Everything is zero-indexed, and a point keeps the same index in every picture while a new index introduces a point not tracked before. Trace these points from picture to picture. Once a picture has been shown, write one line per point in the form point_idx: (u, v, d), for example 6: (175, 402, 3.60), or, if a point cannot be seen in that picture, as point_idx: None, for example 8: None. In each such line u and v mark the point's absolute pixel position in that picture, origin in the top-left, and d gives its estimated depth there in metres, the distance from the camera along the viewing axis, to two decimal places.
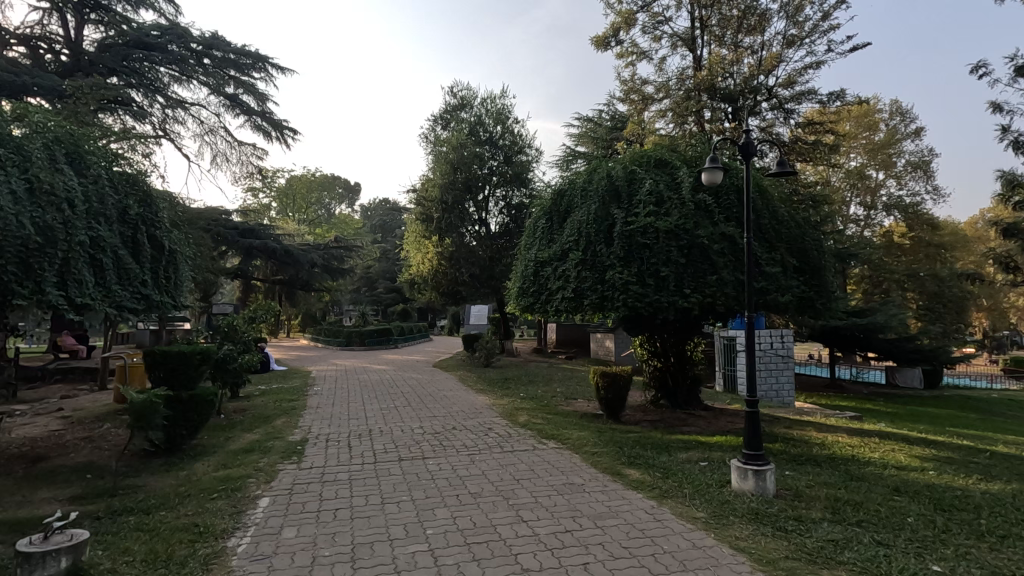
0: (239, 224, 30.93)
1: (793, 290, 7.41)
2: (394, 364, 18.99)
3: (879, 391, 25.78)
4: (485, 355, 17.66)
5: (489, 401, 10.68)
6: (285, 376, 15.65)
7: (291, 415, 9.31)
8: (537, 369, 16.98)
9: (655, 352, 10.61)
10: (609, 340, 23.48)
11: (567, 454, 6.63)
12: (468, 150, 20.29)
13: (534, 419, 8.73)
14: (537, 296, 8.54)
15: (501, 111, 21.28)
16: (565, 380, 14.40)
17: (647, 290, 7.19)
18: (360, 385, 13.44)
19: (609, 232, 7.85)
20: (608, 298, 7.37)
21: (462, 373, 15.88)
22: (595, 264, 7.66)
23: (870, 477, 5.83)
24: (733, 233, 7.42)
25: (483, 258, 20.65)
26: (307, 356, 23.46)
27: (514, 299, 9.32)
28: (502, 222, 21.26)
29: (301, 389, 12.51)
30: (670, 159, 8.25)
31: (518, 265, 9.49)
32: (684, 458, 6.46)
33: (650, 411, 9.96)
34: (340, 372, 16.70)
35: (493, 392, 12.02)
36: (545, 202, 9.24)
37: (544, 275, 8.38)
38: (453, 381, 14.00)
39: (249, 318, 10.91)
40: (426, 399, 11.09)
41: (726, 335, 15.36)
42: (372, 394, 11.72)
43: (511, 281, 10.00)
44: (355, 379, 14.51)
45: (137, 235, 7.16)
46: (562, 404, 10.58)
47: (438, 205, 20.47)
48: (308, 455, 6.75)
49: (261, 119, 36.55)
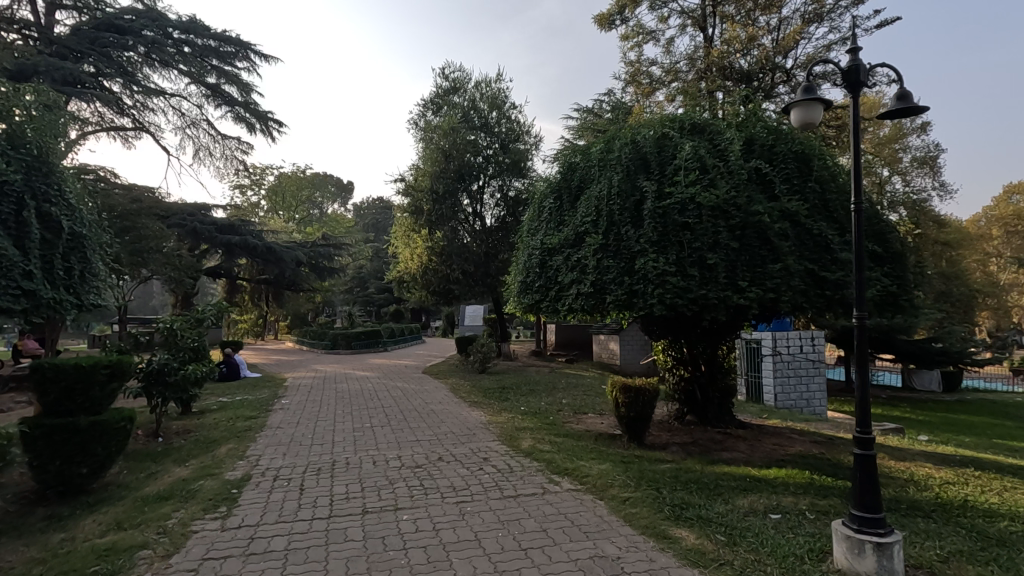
0: (219, 219, 29.10)
1: (875, 283, 5.77)
2: (380, 370, 17.26)
3: (898, 395, 24.30)
4: (479, 360, 15.96)
5: (485, 418, 8.98)
6: (255, 386, 13.93)
7: (242, 439, 7.61)
8: (538, 376, 15.29)
9: (681, 360, 8.98)
10: (614, 342, 21.88)
11: (589, 503, 4.95)
12: (461, 137, 18.59)
13: (540, 445, 7.04)
14: (545, 292, 6.89)
15: (497, 94, 19.61)
16: (571, 390, 12.74)
17: (691, 283, 5.52)
18: (337, 397, 11.74)
19: (637, 210, 6.19)
20: (639, 293, 5.69)
21: (454, 380, 14.21)
22: (620, 250, 5.99)
23: (1015, 541, 4.20)
24: (800, 209, 5.77)
25: (478, 253, 18.98)
26: (288, 361, 21.72)
27: (516, 296, 7.66)
28: (498, 215, 19.55)
29: (268, 402, 10.82)
30: (710, 121, 6.60)
31: (520, 255, 7.83)
32: (749, 508, 4.81)
33: (678, 431, 8.31)
34: (319, 379, 14.98)
35: (489, 405, 10.33)
36: (552, 178, 7.56)
37: (554, 265, 6.71)
38: (443, 391, 12.32)
39: (199, 321, 9.18)
40: (410, 414, 9.40)
41: (750, 338, 13.80)
42: (346, 409, 10.02)
43: (511, 276, 8.34)
44: (333, 389, 12.78)
45: (20, 212, 5.47)
46: (571, 422, 8.92)
47: (428, 196, 18.77)
48: (241, 505, 5.03)
49: (245, 111, 34.72)
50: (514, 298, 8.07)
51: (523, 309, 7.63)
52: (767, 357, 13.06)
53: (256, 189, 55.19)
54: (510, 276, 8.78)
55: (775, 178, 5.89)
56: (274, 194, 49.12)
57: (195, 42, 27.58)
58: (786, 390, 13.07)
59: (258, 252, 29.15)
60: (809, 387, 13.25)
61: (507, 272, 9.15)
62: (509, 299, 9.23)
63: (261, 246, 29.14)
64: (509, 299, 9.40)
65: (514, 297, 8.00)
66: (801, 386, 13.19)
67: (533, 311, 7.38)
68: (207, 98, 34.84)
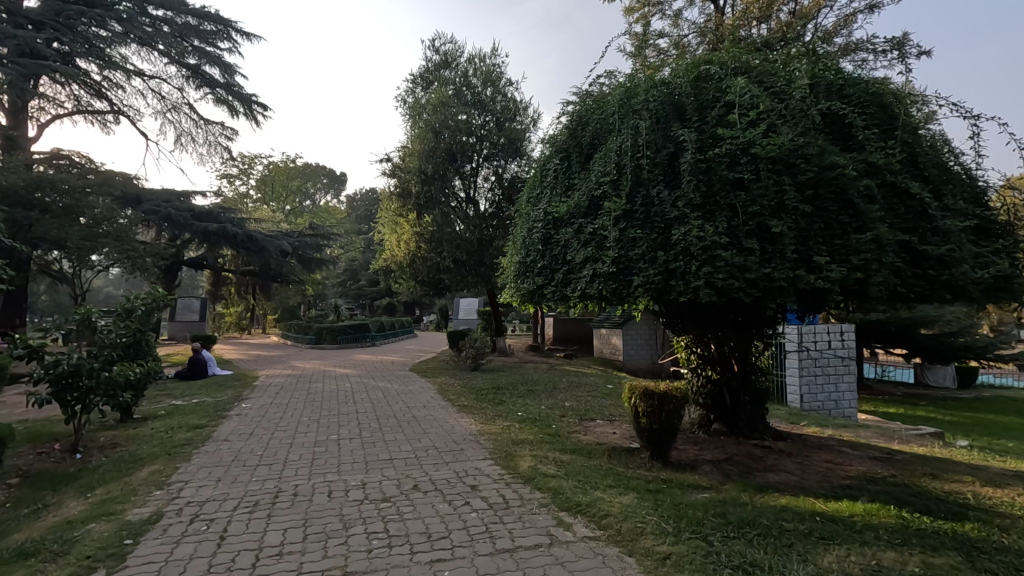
0: (197, 206, 27.49)
1: (988, 259, 4.35)
2: (363, 367, 15.85)
3: (916, 393, 22.97)
4: (472, 357, 14.60)
5: (476, 427, 7.57)
6: (221, 385, 12.52)
7: (174, 455, 6.17)
8: (537, 374, 13.90)
9: (708, 359, 7.61)
10: (615, 337, 20.50)
11: (616, 564, 3.53)
12: (452, 113, 17.07)
13: (544, 466, 5.63)
14: (549, 274, 5.44)
15: (491, 68, 18.05)
16: (575, 391, 11.37)
17: (749, 257, 4.09)
18: (309, 397, 10.33)
19: (672, 165, 4.76)
20: (678, 274, 4.23)
21: (444, 378, 12.81)
22: (651, 218, 4.52)
23: None
24: (890, 161, 4.35)
25: (470, 240, 17.51)
26: (268, 357, 20.33)
27: (512, 284, 6.23)
28: (493, 199, 18.07)
29: (227, 406, 9.39)
30: (760, 56, 5.18)
31: (518, 232, 6.39)
32: (841, 572, 3.41)
33: (707, 444, 6.94)
34: (294, 377, 13.57)
35: (482, 410, 8.93)
36: (558, 135, 6.11)
37: (561, 240, 5.26)
38: (430, 391, 10.92)
39: (136, 312, 7.70)
40: (387, 421, 7.97)
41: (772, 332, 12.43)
42: (315, 413, 8.58)
43: (508, 259, 6.92)
44: (305, 389, 11.37)
45: None
46: (579, 432, 7.50)
47: (416, 177, 17.26)
48: (129, 565, 3.60)
49: (226, 93, 33.05)
50: (510, 287, 6.62)
51: (522, 300, 6.20)
52: (791, 353, 11.71)
53: (245, 179, 53.51)
54: (506, 259, 7.40)
55: (856, 119, 4.49)
56: (261, 183, 47.49)
57: (173, 20, 25.96)
58: (813, 390, 11.72)
59: (237, 241, 27.56)
60: (838, 388, 11.91)
61: (503, 256, 7.70)
62: (504, 285, 7.82)
63: (240, 234, 27.49)
64: (505, 286, 8.02)
65: (511, 284, 6.56)
66: (829, 387, 11.85)
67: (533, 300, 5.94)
68: (189, 81, 33.19)
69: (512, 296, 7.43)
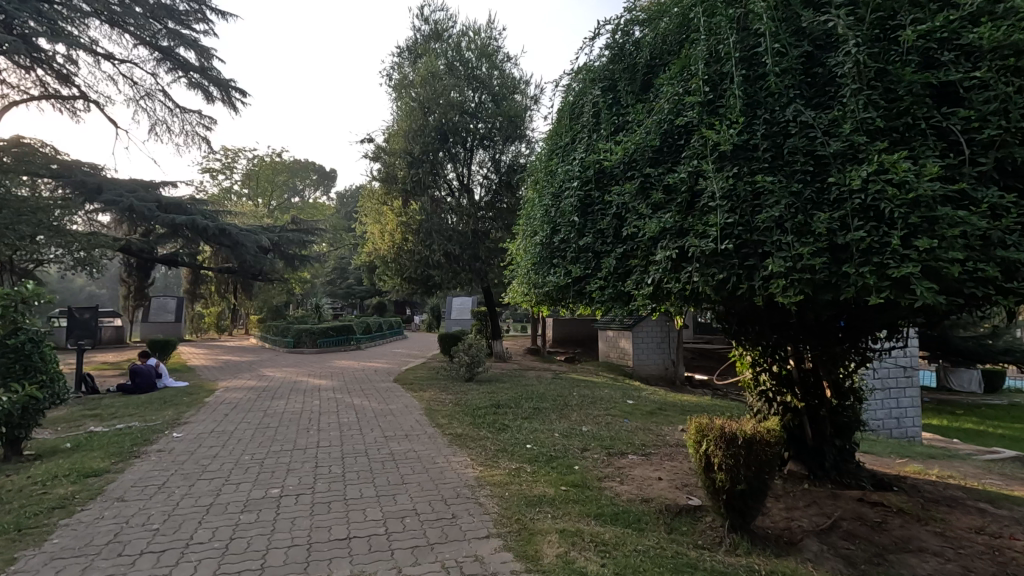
0: (164, 197, 25.32)
1: None
2: (340, 376, 13.89)
3: (946, 399, 21.23)
4: (466, 366, 12.67)
5: (474, 472, 5.61)
6: (166, 402, 10.48)
7: (24, 532, 4.14)
8: (541, 385, 11.94)
9: (786, 384, 5.70)
10: (624, 340, 18.60)
11: None
12: (443, 88, 15.03)
13: (583, 556, 3.67)
14: (593, 260, 3.51)
15: (489, 40, 15.95)
16: (590, 409, 9.48)
17: (997, 225, 2.21)
18: (265, 419, 8.35)
19: (808, 74, 2.83)
20: (858, 254, 2.29)
21: (433, 392, 10.88)
22: (788, 157, 2.60)
23: None
24: None
25: (464, 233, 15.48)
26: (238, 362, 18.27)
27: (527, 278, 4.31)
28: (488, 187, 16.10)
29: (154, 434, 7.36)
30: None
31: (534, 203, 4.45)
32: None
33: (796, 498, 5.03)
34: (257, 390, 11.58)
35: (480, 440, 6.97)
36: (597, 60, 4.15)
37: (615, 207, 3.32)
38: (415, 411, 8.97)
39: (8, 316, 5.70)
40: (355, 461, 5.99)
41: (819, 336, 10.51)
42: (262, 448, 6.57)
43: (520, 244, 4.99)
44: (264, 407, 9.39)
45: None
46: (612, 480, 5.55)
47: (402, 159, 15.25)
48: None
49: (202, 78, 30.80)
50: (523, 284, 4.69)
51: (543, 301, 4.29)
52: None
53: (228, 173, 51.23)
54: (516, 246, 5.51)
55: None
56: (244, 177, 45.24)
57: None
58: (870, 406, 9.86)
59: (208, 234, 25.29)
60: (899, 403, 10.03)
61: (509, 243, 5.77)
62: (511, 285, 5.93)
63: (211, 226, 25.27)
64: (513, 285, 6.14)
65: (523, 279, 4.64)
66: (890, 402, 9.98)
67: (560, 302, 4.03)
68: (161, 64, 30.84)
69: (523, 298, 5.52)
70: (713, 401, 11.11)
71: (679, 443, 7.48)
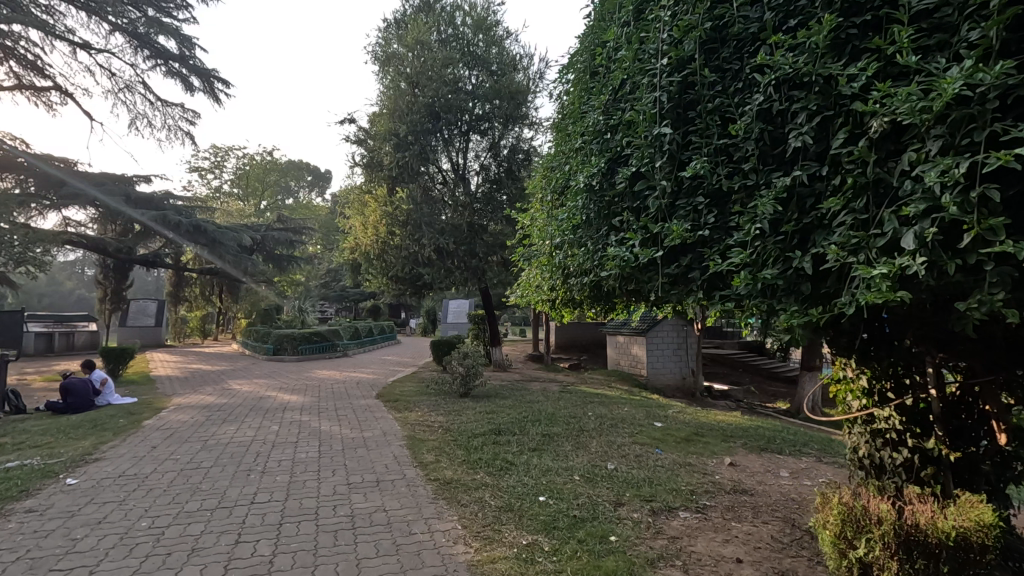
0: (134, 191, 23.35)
1: None
2: (315, 390, 12.03)
3: None
4: (460, 380, 10.85)
5: (463, 557, 3.79)
6: (96, 425, 8.61)
7: None
8: (549, 403, 10.15)
9: (922, 424, 3.86)
10: (637, 346, 16.80)
11: None
12: (436, 62, 13.20)
13: None
14: (690, 192, 2.97)
15: (486, 12, 14.09)
16: (614, 438, 7.70)
17: None
18: (202, 452, 6.53)
19: None
20: None
21: (421, 412, 9.10)
22: None
23: None
24: None
25: (458, 226, 13.61)
26: (208, 372, 16.33)
27: (581, 238, 3.70)
28: (486, 176, 14.33)
29: (42, 479, 5.50)
30: None
31: (578, 140, 3.94)
32: None
33: None
34: (211, 409, 9.69)
35: (476, 490, 5.19)
36: None
37: (761, 100, 2.68)
38: (396, 440, 7.18)
39: None
40: (301, 532, 4.20)
41: None
42: (172, 507, 4.74)
43: (555, 213, 4.36)
44: (209, 434, 7.55)
45: None
46: (671, 567, 3.75)
47: (388, 142, 13.38)
48: None
49: (181, 67, 28.82)
50: (562, 257, 3.94)
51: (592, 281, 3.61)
52: None
53: (216, 173, 49.18)
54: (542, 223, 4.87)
55: None
56: (233, 176, 43.34)
57: None
58: None
59: (183, 232, 23.34)
60: None
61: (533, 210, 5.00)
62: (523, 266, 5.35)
63: (186, 223, 23.33)
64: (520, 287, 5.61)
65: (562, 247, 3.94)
66: None
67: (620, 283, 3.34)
68: None
69: (544, 302, 4.83)
70: (756, 423, 9.34)
71: (738, 490, 5.71)
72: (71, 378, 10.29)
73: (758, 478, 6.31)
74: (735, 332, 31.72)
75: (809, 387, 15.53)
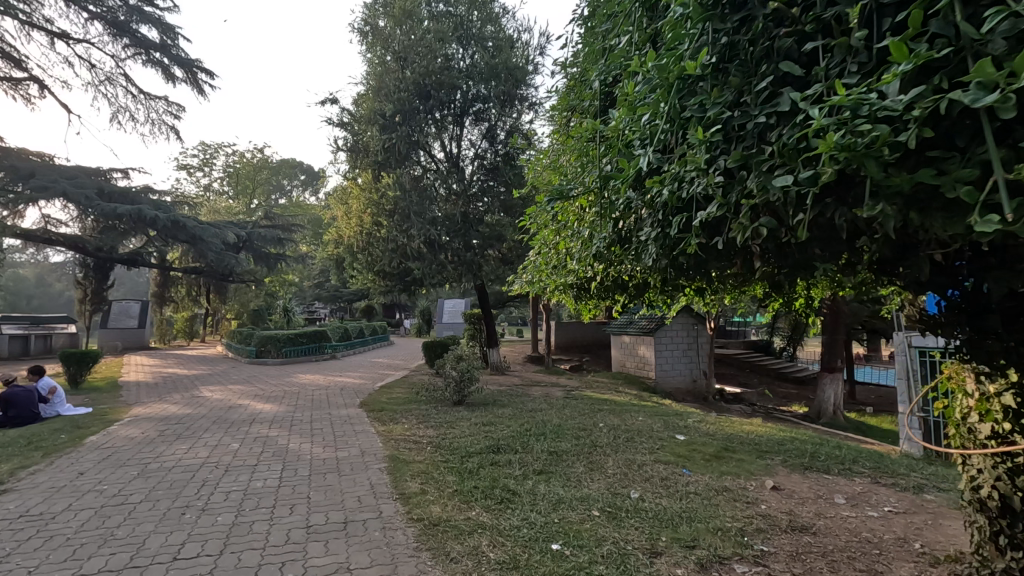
0: (107, 184, 22.03)
1: None
2: (293, 398, 10.88)
3: None
4: (454, 386, 9.71)
5: None
6: (28, 443, 7.39)
7: None
8: (553, 411, 9.02)
9: None
10: (644, 347, 15.69)
11: None
12: (427, 37, 12.04)
13: None
14: None
15: None
16: (633, 456, 6.59)
17: None
18: (135, 481, 5.35)
19: None
20: None
21: (409, 424, 7.96)
22: None
23: None
24: None
25: (452, 217, 12.49)
26: (181, 376, 15.15)
27: (654, 163, 2.69)
28: (481, 162, 13.15)
29: None
30: None
31: (644, 25, 3.02)
32: None
33: None
34: (168, 422, 8.48)
35: (469, 536, 4.06)
36: None
37: None
38: (375, 461, 6.03)
39: None
40: None
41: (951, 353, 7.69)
42: (66, 567, 3.58)
43: (599, 156, 3.42)
44: (154, 455, 6.37)
45: None
46: None
47: (374, 124, 12.20)
48: None
49: (162, 57, 27.48)
50: (649, 157, 2.70)
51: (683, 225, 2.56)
52: None
53: (205, 170, 47.83)
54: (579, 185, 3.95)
55: None
56: (222, 174, 42.01)
57: None
58: None
59: (161, 228, 22.07)
60: None
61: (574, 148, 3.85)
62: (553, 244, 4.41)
63: (163, 218, 22.03)
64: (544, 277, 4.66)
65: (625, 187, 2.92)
66: None
67: (757, 218, 2.29)
68: None
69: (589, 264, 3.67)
70: (791, 435, 8.24)
71: (796, 528, 4.59)
72: (14, 386, 9.14)
73: (814, 509, 5.21)
74: (740, 330, 30.66)
75: (830, 390, 14.43)
